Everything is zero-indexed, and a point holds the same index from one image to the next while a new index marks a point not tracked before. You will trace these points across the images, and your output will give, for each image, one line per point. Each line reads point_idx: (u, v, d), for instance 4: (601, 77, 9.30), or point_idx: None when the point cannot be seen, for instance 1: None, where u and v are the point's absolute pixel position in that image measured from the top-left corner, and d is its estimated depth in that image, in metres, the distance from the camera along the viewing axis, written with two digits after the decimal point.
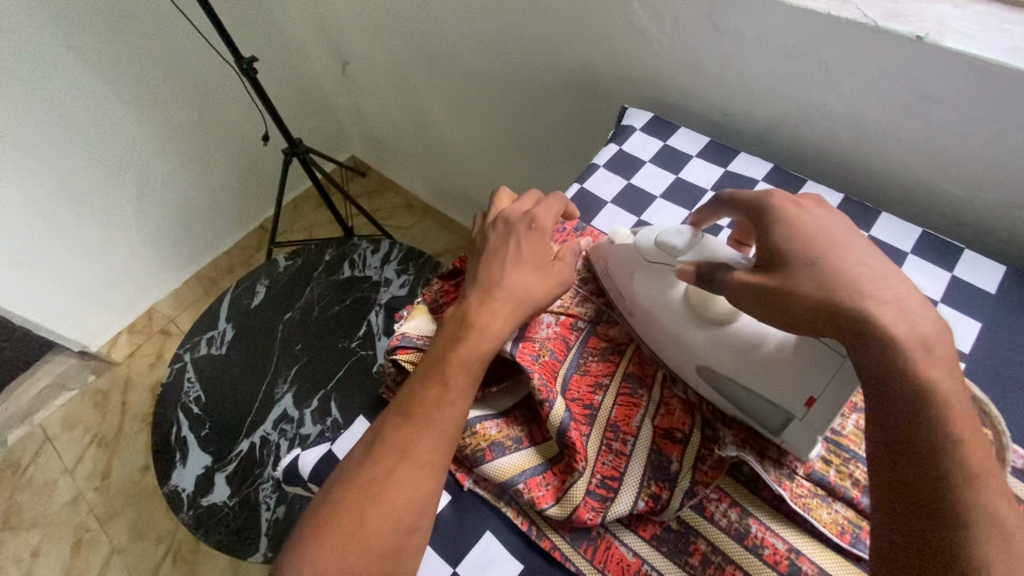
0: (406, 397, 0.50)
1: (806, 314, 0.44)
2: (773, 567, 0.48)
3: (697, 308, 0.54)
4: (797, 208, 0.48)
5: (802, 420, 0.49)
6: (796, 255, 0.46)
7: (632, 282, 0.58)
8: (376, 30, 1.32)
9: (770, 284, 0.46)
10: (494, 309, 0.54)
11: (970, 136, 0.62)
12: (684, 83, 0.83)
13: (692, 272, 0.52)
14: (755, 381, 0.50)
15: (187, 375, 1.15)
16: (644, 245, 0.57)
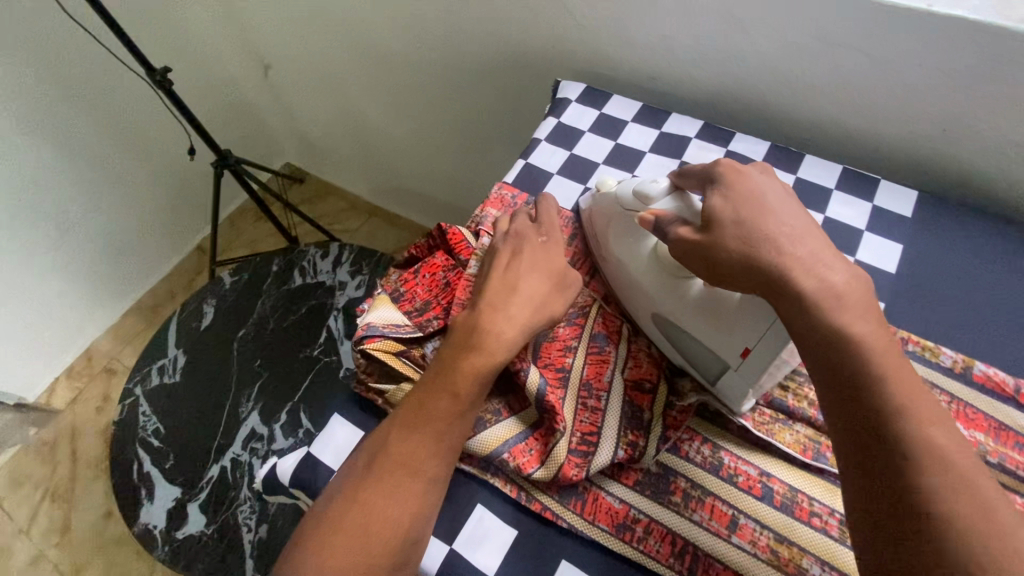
0: (411, 406, 0.51)
1: (735, 269, 0.48)
2: (748, 492, 0.51)
3: (660, 263, 0.56)
4: (741, 176, 0.51)
5: (736, 370, 0.52)
6: (727, 218, 0.49)
7: (610, 232, 0.61)
8: (296, 28, 1.27)
9: (700, 243, 0.49)
10: (515, 321, 0.53)
11: (878, 74, 0.67)
12: (612, 51, 0.86)
13: (650, 223, 0.54)
14: (703, 331, 0.53)
15: (143, 405, 1.10)
16: (622, 196, 0.59)
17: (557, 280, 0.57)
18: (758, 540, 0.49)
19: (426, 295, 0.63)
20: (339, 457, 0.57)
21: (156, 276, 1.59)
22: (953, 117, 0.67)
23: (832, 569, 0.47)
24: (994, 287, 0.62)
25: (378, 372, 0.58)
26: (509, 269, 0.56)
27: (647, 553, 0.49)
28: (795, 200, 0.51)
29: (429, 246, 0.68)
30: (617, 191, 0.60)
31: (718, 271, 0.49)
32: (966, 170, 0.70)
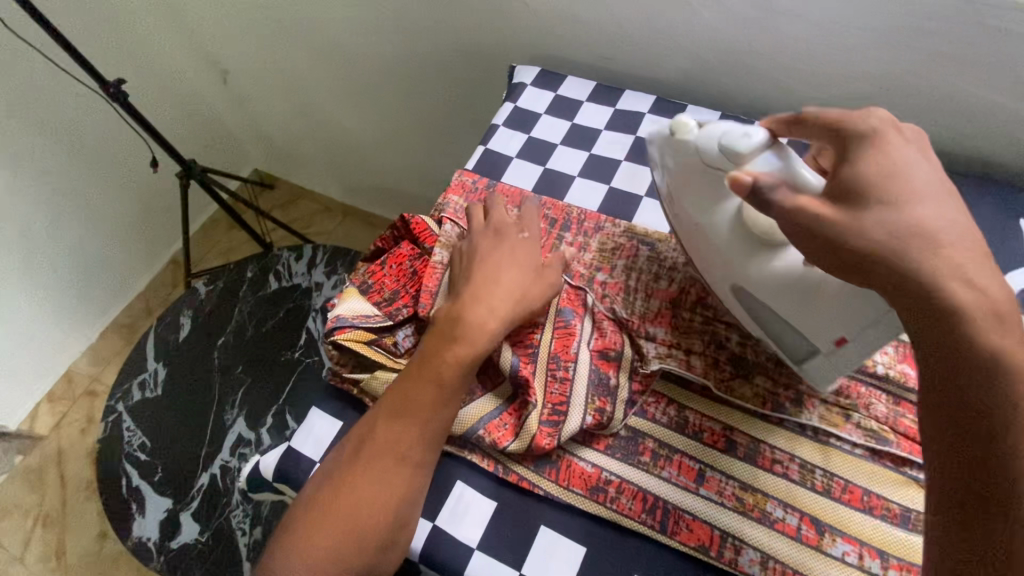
0: (398, 395, 0.52)
1: (877, 257, 0.40)
2: (712, 447, 0.53)
3: (745, 233, 0.51)
4: (891, 149, 0.43)
5: (825, 356, 0.50)
6: (875, 195, 0.41)
7: (686, 192, 0.53)
8: (250, 31, 1.26)
9: (838, 224, 0.41)
10: (491, 310, 0.54)
11: (814, 39, 0.70)
12: (562, 33, 0.87)
13: (748, 186, 0.44)
14: (795, 315, 0.50)
15: (127, 420, 1.10)
16: (707, 148, 0.49)
17: (534, 271, 0.58)
18: (724, 490, 0.51)
19: (395, 285, 0.64)
20: (320, 448, 0.58)
21: (130, 293, 1.57)
22: (888, 75, 0.69)
23: (793, 510, 0.50)
24: None
25: (352, 362, 0.60)
26: (486, 265, 0.58)
27: (620, 511, 0.51)
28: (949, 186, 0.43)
29: (394, 238, 0.69)
30: (696, 140, 0.50)
31: (850, 262, 0.41)
32: (905, 125, 0.73)
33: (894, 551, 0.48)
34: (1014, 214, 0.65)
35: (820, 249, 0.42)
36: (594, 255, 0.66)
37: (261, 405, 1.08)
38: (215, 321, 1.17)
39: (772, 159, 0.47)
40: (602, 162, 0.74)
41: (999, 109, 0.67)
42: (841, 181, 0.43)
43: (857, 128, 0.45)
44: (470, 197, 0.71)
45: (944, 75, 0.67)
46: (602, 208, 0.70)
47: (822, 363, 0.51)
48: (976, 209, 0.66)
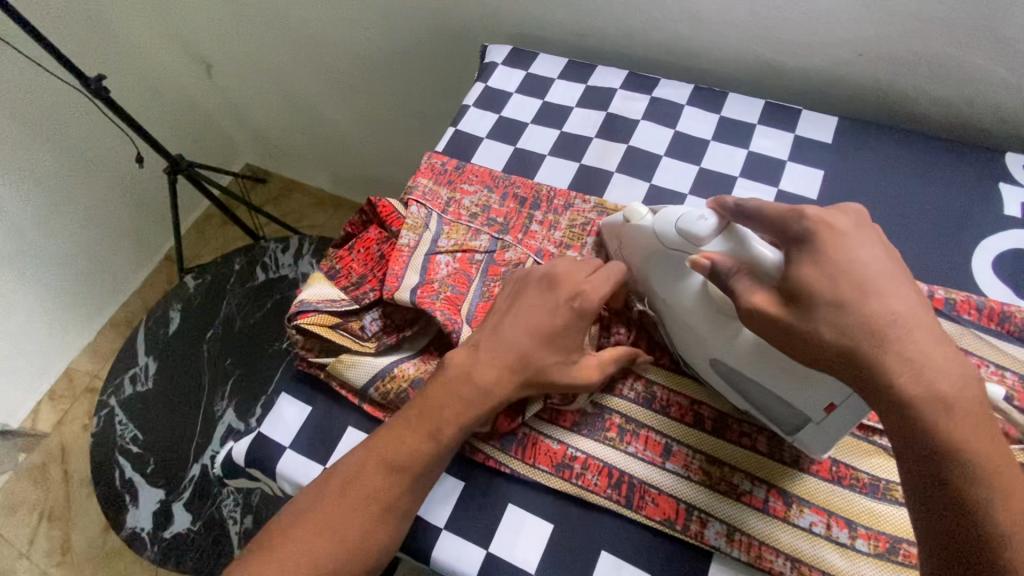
0: (386, 442, 0.49)
1: (832, 354, 0.40)
2: (681, 422, 0.53)
3: (711, 303, 0.49)
4: (835, 240, 0.43)
5: (818, 425, 0.46)
6: (820, 292, 0.41)
7: (648, 271, 0.54)
8: (234, 22, 1.24)
9: (791, 325, 0.41)
10: (504, 374, 0.50)
11: (788, 6, 0.68)
12: (534, 9, 0.86)
13: (706, 269, 0.46)
14: (772, 382, 0.46)
15: (119, 415, 1.10)
16: (663, 232, 0.52)
17: (558, 347, 0.51)
18: (691, 464, 0.51)
19: (362, 270, 0.64)
20: (289, 434, 0.58)
21: (124, 290, 1.53)
22: (869, 40, 0.67)
23: (760, 481, 0.49)
24: (918, 198, 0.63)
25: (318, 347, 0.60)
26: (506, 333, 0.51)
27: (585, 486, 0.51)
28: (895, 263, 0.43)
29: (363, 222, 0.68)
30: (654, 223, 0.53)
31: (797, 345, 0.42)
32: (883, 91, 0.71)
33: (862, 520, 0.47)
34: (991, 179, 0.63)
35: (788, 346, 0.42)
36: (563, 231, 0.65)
37: (252, 397, 1.09)
38: (205, 314, 1.17)
39: (727, 241, 0.48)
40: (573, 139, 0.73)
41: (975, 70, 0.65)
42: (787, 276, 0.43)
43: (794, 225, 0.44)
44: (439, 178, 0.70)
45: (920, 37, 0.65)
46: (572, 185, 0.69)
47: (816, 431, 0.47)
48: (953, 174, 0.64)
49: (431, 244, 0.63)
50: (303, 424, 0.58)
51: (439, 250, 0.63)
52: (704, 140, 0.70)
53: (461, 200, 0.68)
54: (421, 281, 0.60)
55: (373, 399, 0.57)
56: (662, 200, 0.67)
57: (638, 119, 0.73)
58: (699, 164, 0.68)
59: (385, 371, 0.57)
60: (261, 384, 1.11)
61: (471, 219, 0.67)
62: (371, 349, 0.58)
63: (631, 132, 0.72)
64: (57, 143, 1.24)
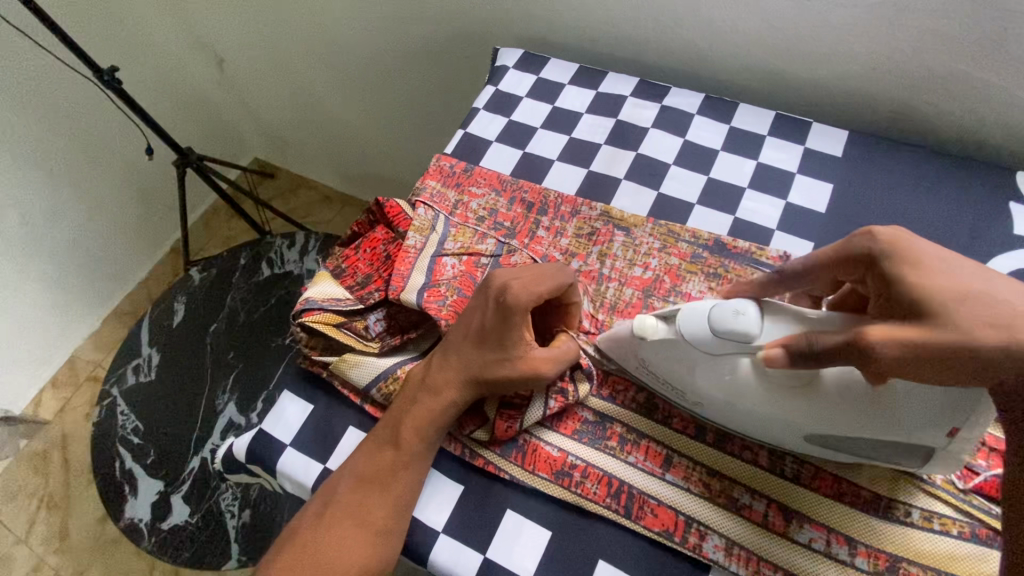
0: (359, 459, 0.51)
1: (979, 366, 0.38)
2: (682, 433, 0.53)
3: (777, 386, 0.46)
4: (919, 249, 0.42)
5: (945, 451, 0.45)
6: (942, 299, 0.39)
7: (686, 372, 0.49)
8: (248, 17, 1.24)
9: (936, 338, 0.38)
10: (450, 377, 0.52)
11: (802, 17, 0.67)
12: (547, 13, 0.86)
13: (783, 358, 0.42)
14: (877, 428, 0.45)
15: (121, 405, 1.11)
16: (702, 340, 0.46)
17: (493, 347, 0.51)
18: (690, 476, 0.51)
19: (368, 269, 0.64)
20: (290, 432, 0.58)
21: (130, 281, 1.53)
22: (881, 55, 0.67)
23: (759, 495, 0.49)
24: (928, 213, 0.63)
25: (321, 344, 0.60)
26: (450, 337, 0.53)
27: (584, 495, 0.51)
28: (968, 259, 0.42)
29: (370, 222, 0.68)
30: (676, 328, 0.48)
31: (946, 361, 0.38)
32: (895, 105, 0.71)
33: (862, 537, 0.47)
34: (1003, 197, 0.63)
35: (933, 370, 0.39)
36: (570, 238, 0.65)
37: (252, 391, 1.10)
38: (209, 307, 1.18)
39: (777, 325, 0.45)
40: (582, 146, 0.73)
41: (989, 88, 0.64)
42: (895, 292, 0.41)
43: (865, 247, 0.44)
44: (447, 180, 0.70)
45: (935, 54, 0.64)
46: (580, 191, 0.69)
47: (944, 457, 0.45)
48: (966, 192, 0.64)
49: (438, 246, 0.63)
50: (305, 423, 0.58)
51: (446, 252, 0.63)
52: (713, 150, 0.70)
53: (468, 203, 0.69)
54: (428, 283, 0.60)
55: (375, 399, 0.57)
56: (669, 209, 0.67)
57: (649, 127, 0.73)
58: (707, 174, 0.68)
59: (388, 372, 0.57)
60: (260, 378, 1.11)
61: (478, 223, 0.67)
62: (375, 350, 0.59)
63: (641, 140, 0.72)
64: (69, 132, 1.25)
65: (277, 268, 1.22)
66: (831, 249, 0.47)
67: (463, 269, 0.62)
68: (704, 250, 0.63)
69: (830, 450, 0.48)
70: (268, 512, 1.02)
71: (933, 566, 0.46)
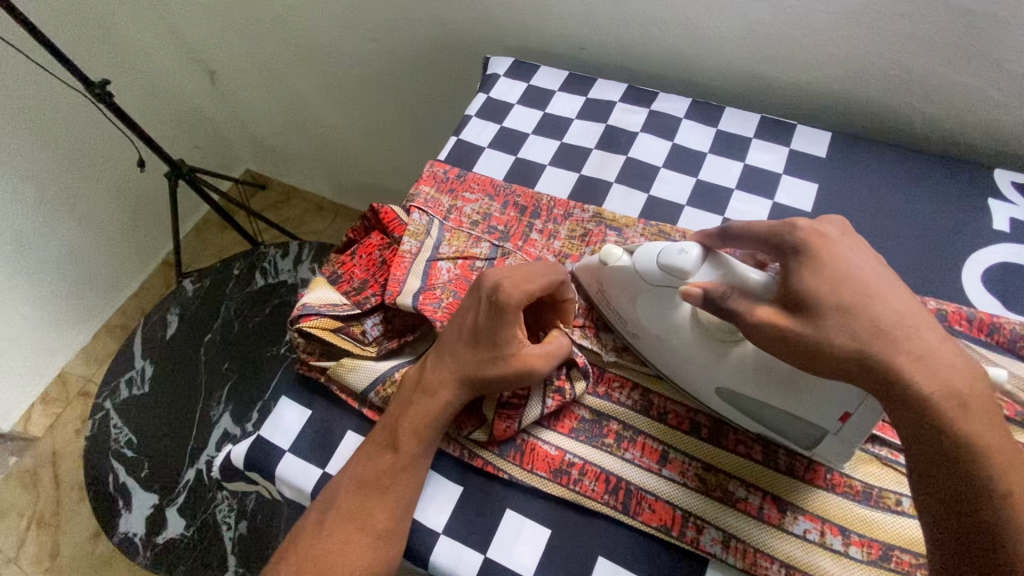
0: (355, 462, 0.51)
1: (849, 365, 0.41)
2: (679, 429, 0.53)
3: (700, 327, 0.49)
4: (832, 250, 0.44)
5: (834, 436, 0.47)
6: (825, 303, 0.42)
7: (636, 308, 0.53)
8: (240, 30, 1.25)
9: (801, 333, 0.42)
10: (446, 378, 0.52)
11: (785, 25, 0.70)
12: (537, 23, 0.87)
13: (699, 297, 0.46)
14: (770, 396, 0.47)
15: (114, 418, 1.10)
16: (647, 270, 0.50)
17: (486, 345, 0.52)
18: (687, 471, 0.51)
19: (364, 275, 0.64)
20: (288, 438, 0.58)
21: (121, 294, 1.52)
22: (862, 60, 0.69)
23: (756, 489, 0.50)
24: (909, 210, 0.65)
25: (319, 350, 0.60)
26: (445, 338, 0.54)
27: (583, 493, 0.51)
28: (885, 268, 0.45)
29: (365, 228, 0.68)
30: (632, 261, 0.51)
31: (808, 350, 0.42)
32: (877, 107, 0.73)
33: (856, 528, 0.48)
34: (981, 195, 0.65)
35: (790, 354, 0.43)
36: (563, 241, 0.66)
37: (248, 402, 1.09)
38: (203, 318, 1.18)
39: (712, 269, 0.47)
40: (573, 150, 0.74)
41: (968, 90, 0.67)
42: (788, 285, 0.44)
43: (786, 237, 0.45)
44: (441, 186, 0.71)
45: (913, 57, 0.66)
46: (571, 194, 0.71)
47: (832, 440, 0.47)
48: (945, 189, 0.66)
49: (433, 251, 0.64)
50: (303, 428, 0.58)
51: (440, 257, 0.64)
52: (701, 153, 0.72)
53: (462, 208, 0.69)
54: (423, 287, 0.61)
55: (373, 403, 0.58)
56: (660, 211, 0.68)
57: (638, 132, 0.74)
58: (696, 176, 0.70)
59: (386, 375, 0.57)
60: (256, 388, 1.10)
61: (472, 227, 0.68)
62: (373, 354, 0.59)
63: (630, 144, 0.73)
64: (61, 146, 1.25)
65: (272, 278, 1.22)
66: (763, 227, 0.48)
67: (460, 273, 0.63)
68: None
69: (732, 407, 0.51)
70: (264, 523, 1.02)
71: (925, 553, 0.47)
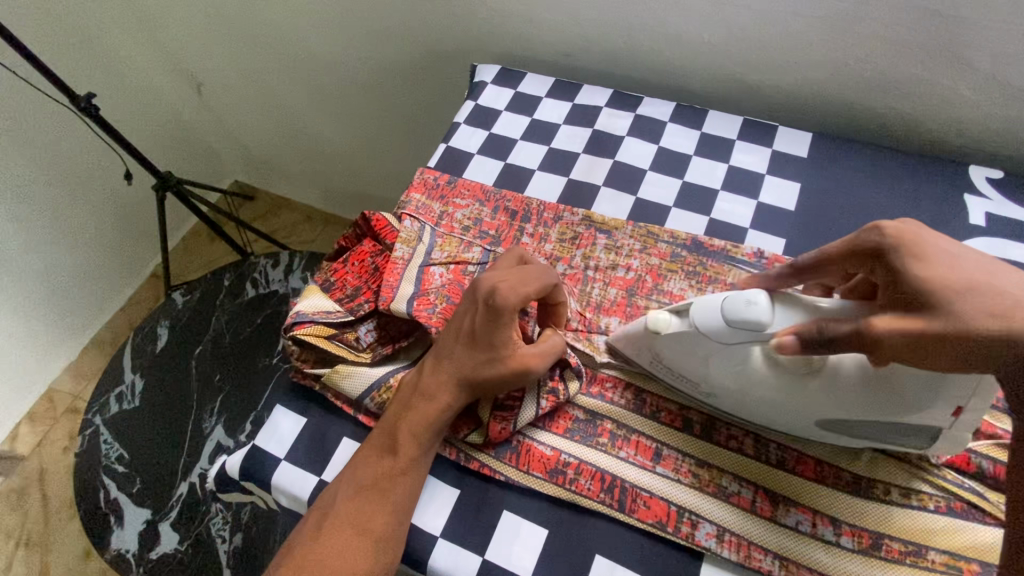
0: (355, 466, 0.51)
1: (983, 350, 0.39)
2: (671, 426, 0.54)
3: (788, 369, 0.48)
4: (925, 243, 0.43)
5: (949, 430, 0.47)
6: (946, 288, 0.41)
7: (701, 362, 0.51)
8: (227, 43, 1.26)
9: (936, 327, 0.40)
10: (443, 380, 0.53)
11: (764, 30, 0.71)
12: (522, 31, 0.89)
13: (795, 344, 0.43)
14: (884, 412, 0.46)
15: (104, 434, 1.09)
16: (713, 330, 0.48)
17: (482, 346, 0.52)
18: (681, 467, 0.52)
19: (357, 282, 0.65)
20: (283, 446, 0.58)
21: (109, 308, 1.51)
22: (840, 62, 0.71)
23: (748, 483, 0.51)
24: (888, 207, 0.67)
25: (313, 358, 0.60)
26: (442, 341, 0.55)
27: (579, 492, 0.52)
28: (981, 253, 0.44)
29: (357, 236, 0.69)
30: (689, 321, 0.49)
31: (945, 345, 0.40)
32: (854, 108, 0.75)
33: (846, 517, 0.49)
34: (957, 191, 0.67)
35: (934, 357, 0.40)
36: (553, 244, 0.67)
37: (241, 413, 1.08)
38: (193, 330, 1.17)
39: (787, 312, 0.46)
40: (561, 155, 0.76)
41: (941, 89, 0.69)
42: (899, 286, 0.43)
43: (874, 242, 0.45)
44: (432, 193, 0.72)
45: (887, 60, 0.69)
46: (561, 198, 0.72)
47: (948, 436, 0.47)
48: (923, 187, 0.67)
49: (425, 257, 0.64)
50: (298, 436, 0.58)
51: (433, 262, 0.64)
52: (686, 155, 0.73)
53: (453, 214, 0.70)
54: (416, 292, 0.61)
55: (369, 409, 0.58)
56: (647, 213, 0.69)
57: (624, 136, 0.76)
58: (681, 178, 0.71)
59: (380, 381, 0.58)
60: (249, 399, 1.09)
61: (464, 232, 0.68)
62: (367, 360, 0.59)
63: (616, 149, 0.75)
64: (47, 161, 1.24)
65: (262, 288, 1.22)
66: (841, 243, 0.48)
67: (451, 278, 0.64)
68: (684, 250, 0.65)
69: (832, 432, 0.50)
70: (260, 536, 1.00)
71: (912, 540, 0.48)
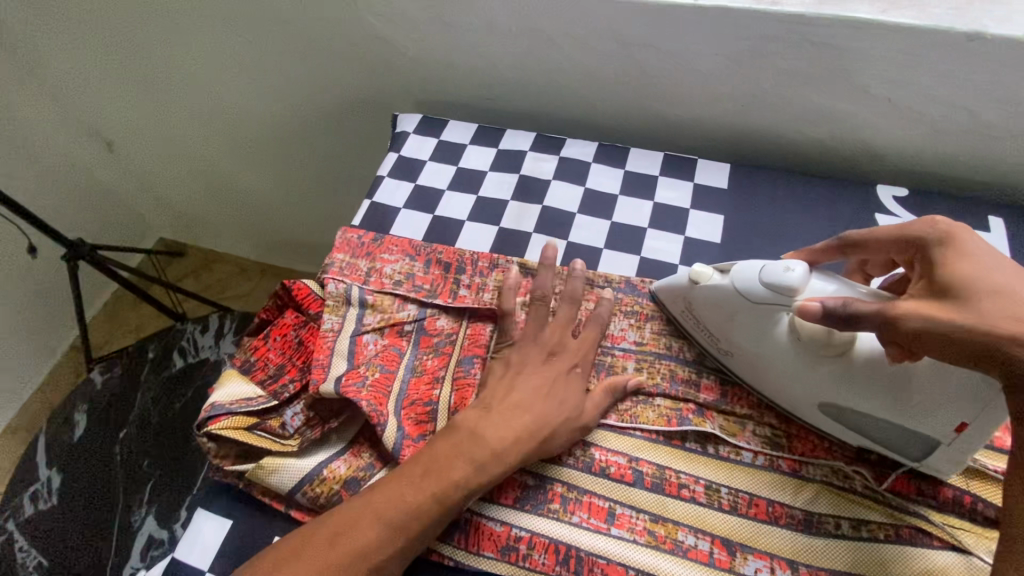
0: (297, 537, 0.46)
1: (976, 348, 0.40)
2: (622, 482, 0.53)
3: (804, 343, 0.50)
4: (974, 242, 0.44)
5: (949, 446, 0.47)
6: (977, 286, 0.42)
7: (731, 324, 0.54)
8: (137, 100, 1.19)
9: (949, 317, 0.41)
10: (508, 435, 0.51)
11: (677, 69, 0.73)
12: (442, 78, 0.88)
13: (818, 311, 0.45)
14: (884, 410, 0.48)
15: (15, 541, 0.96)
16: (748, 289, 0.51)
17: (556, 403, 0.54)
18: (636, 526, 0.50)
19: (280, 359, 0.61)
20: (208, 555, 0.52)
21: (22, 392, 1.37)
22: (750, 94, 0.73)
23: (705, 534, 0.50)
24: (807, 231, 0.69)
25: (234, 452, 0.55)
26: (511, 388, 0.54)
27: (533, 568, 0.49)
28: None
29: (278, 306, 0.64)
30: (729, 279, 0.53)
31: (951, 340, 0.40)
32: (766, 136, 0.78)
33: (801, 558, 0.49)
34: (869, 210, 0.69)
35: (943, 348, 0.41)
36: (492, 292, 0.65)
37: (174, 500, 0.96)
38: (116, 410, 1.09)
39: (824, 282, 0.48)
40: (490, 203, 0.74)
41: (844, 114, 0.72)
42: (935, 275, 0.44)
43: (925, 233, 0.47)
44: (356, 251, 0.68)
45: (793, 91, 0.71)
46: (493, 248, 0.70)
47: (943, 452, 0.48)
48: (838, 209, 0.70)
49: (356, 323, 0.61)
50: (224, 542, 0.53)
51: (365, 329, 0.61)
52: (612, 195, 0.73)
53: (382, 269, 0.66)
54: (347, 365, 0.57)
55: (300, 503, 0.53)
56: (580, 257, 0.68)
57: (550, 179, 0.75)
58: (610, 218, 0.71)
59: (311, 471, 0.53)
60: (184, 483, 0.98)
61: (396, 288, 0.65)
62: (295, 449, 0.54)
63: (544, 193, 0.74)
64: None
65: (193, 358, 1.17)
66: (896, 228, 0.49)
67: (386, 342, 0.61)
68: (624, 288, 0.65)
69: (836, 421, 0.52)
70: None
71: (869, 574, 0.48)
